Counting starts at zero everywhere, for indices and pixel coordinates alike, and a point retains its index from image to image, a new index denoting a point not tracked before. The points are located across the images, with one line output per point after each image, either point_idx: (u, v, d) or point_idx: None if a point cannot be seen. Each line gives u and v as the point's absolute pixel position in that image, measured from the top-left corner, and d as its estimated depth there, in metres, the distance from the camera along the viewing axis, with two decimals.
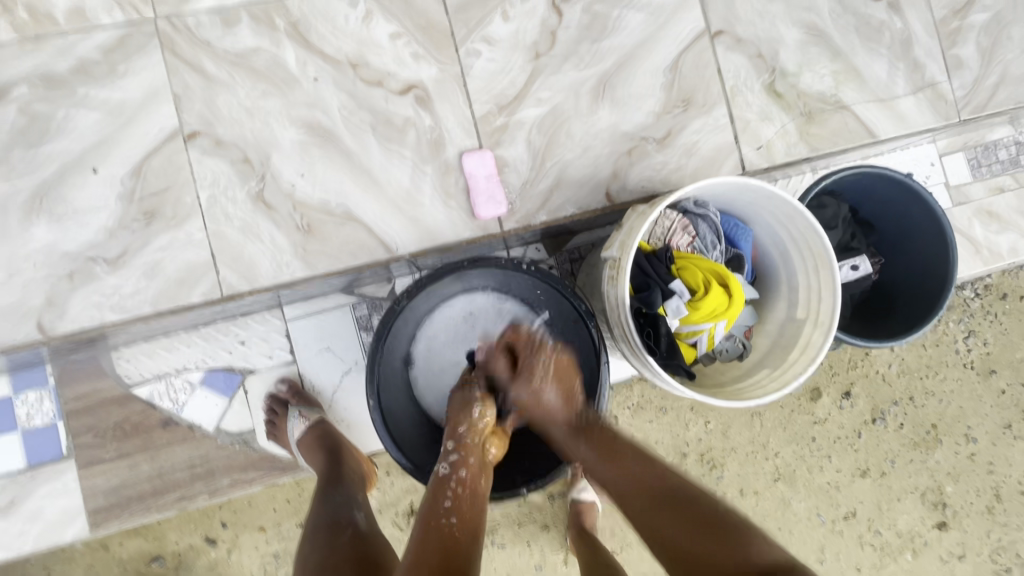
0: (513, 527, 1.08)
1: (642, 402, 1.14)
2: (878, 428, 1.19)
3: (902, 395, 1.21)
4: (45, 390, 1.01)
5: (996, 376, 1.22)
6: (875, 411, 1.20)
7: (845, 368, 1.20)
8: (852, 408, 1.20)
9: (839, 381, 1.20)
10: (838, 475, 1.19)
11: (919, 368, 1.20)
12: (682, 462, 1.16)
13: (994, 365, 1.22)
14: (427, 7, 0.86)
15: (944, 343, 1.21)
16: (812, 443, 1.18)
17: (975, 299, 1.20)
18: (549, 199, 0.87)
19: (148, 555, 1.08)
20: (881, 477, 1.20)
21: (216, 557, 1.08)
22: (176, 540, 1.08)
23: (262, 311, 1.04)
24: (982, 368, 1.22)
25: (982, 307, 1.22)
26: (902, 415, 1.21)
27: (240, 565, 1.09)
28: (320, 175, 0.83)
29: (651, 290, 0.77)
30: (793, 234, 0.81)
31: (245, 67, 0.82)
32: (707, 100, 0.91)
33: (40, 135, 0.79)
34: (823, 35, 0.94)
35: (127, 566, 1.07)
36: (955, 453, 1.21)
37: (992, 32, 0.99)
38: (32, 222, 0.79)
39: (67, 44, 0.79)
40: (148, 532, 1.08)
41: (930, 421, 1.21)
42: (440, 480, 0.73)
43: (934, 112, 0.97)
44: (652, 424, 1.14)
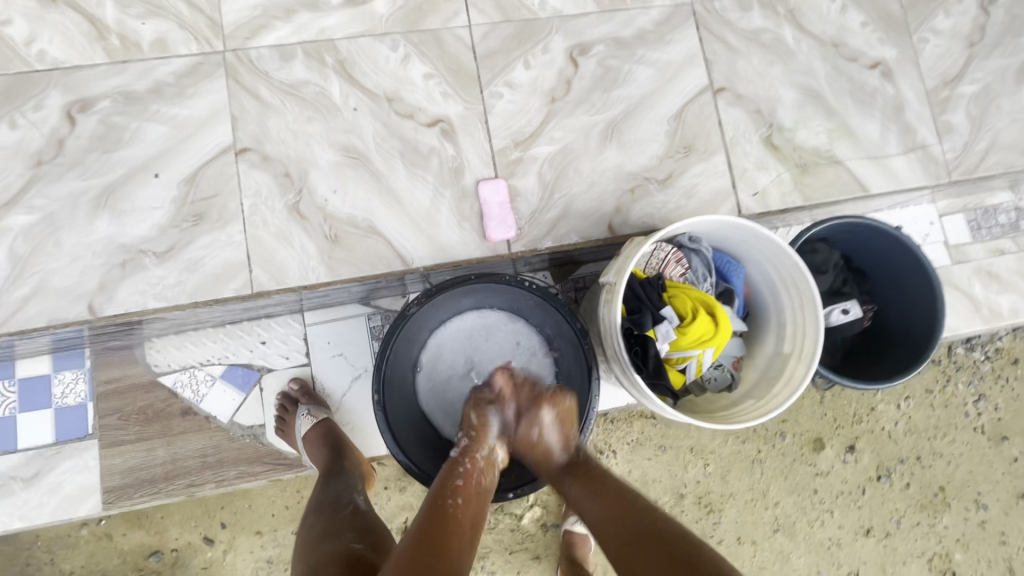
0: (504, 554, 1.15)
1: (642, 438, 1.20)
2: (883, 485, 1.25)
3: (909, 454, 1.27)
4: (81, 371, 1.10)
5: (1008, 444, 1.28)
6: (881, 468, 1.26)
7: (849, 423, 1.26)
8: (856, 463, 1.25)
9: (843, 435, 1.26)
10: (839, 531, 1.24)
11: (927, 428, 1.27)
12: (679, 504, 1.20)
13: (1007, 433, 1.29)
14: (458, 54, 0.97)
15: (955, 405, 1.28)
16: (814, 495, 1.23)
17: (985, 361, 1.29)
18: (556, 227, 0.95)
19: (148, 550, 1.18)
20: (886, 537, 1.24)
21: (212, 556, 1.19)
22: (175, 537, 1.19)
23: (285, 314, 1.13)
24: (994, 434, 1.29)
25: (992, 371, 1.29)
26: (908, 474, 1.26)
27: (232, 566, 1.19)
28: (351, 192, 0.93)
29: (643, 314, 0.82)
30: (782, 273, 0.86)
31: (296, 96, 0.94)
32: (707, 148, 0.99)
33: (114, 142, 0.91)
34: (819, 96, 1.02)
35: (127, 557, 1.18)
36: (965, 518, 1.26)
37: (982, 101, 1.06)
38: (96, 215, 0.89)
39: (148, 68, 0.92)
40: (150, 526, 1.18)
41: (939, 483, 1.26)
42: (454, 462, 0.81)
43: (925, 172, 1.03)
44: (651, 462, 1.20)
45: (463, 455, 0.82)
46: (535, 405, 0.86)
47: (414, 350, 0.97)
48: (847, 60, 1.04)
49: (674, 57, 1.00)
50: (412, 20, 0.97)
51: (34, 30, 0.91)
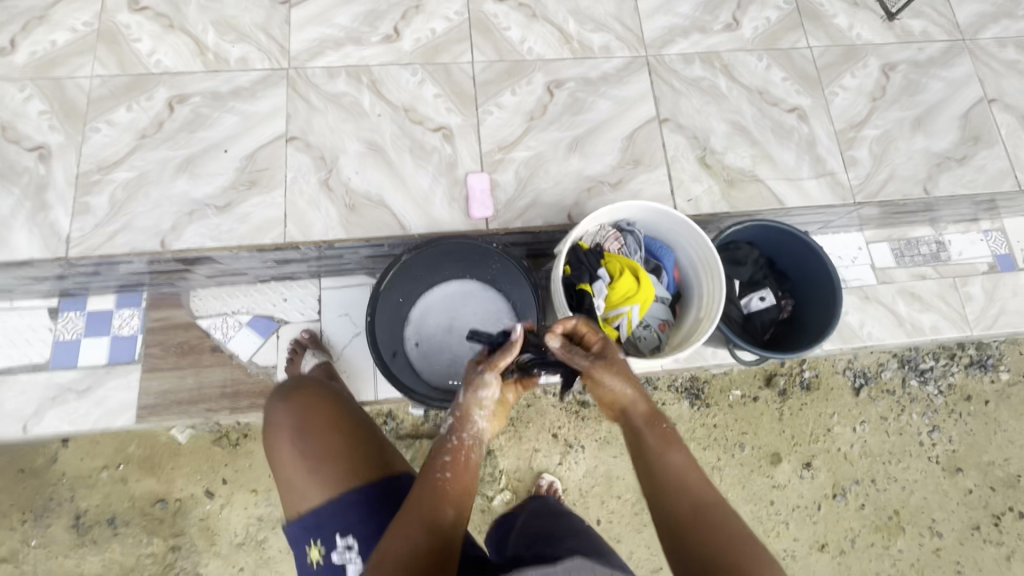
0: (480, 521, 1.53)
1: (610, 438, 1.61)
2: (837, 502, 1.68)
3: (863, 476, 1.71)
4: (136, 309, 1.34)
5: (960, 476, 1.74)
6: (838, 487, 1.70)
7: (807, 443, 1.71)
8: (812, 480, 1.70)
9: (801, 452, 1.71)
10: (795, 542, 1.66)
11: (883, 455, 1.73)
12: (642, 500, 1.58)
13: (960, 467, 1.75)
14: (462, 81, 1.27)
15: (910, 433, 1.76)
16: (771, 504, 1.67)
17: (933, 400, 1.76)
18: (525, 212, 1.20)
19: (155, 498, 1.42)
20: (841, 553, 1.66)
21: (210, 509, 1.42)
22: (181, 488, 1.43)
23: (305, 278, 1.37)
24: (952, 468, 1.74)
25: (945, 407, 1.77)
26: (864, 495, 1.70)
27: (227, 520, 1.42)
28: (369, 174, 1.20)
29: (582, 272, 1.05)
30: (700, 255, 1.08)
31: (336, 103, 1.24)
32: (652, 162, 1.25)
33: (198, 125, 1.21)
34: (745, 130, 1.29)
35: (136, 501, 1.41)
36: (920, 540, 1.68)
37: (883, 143, 1.30)
38: (177, 175, 1.18)
39: (231, 77, 1.24)
40: (161, 476, 1.42)
41: (893, 508, 1.70)
42: (441, 438, 0.74)
43: (833, 193, 1.26)
44: (614, 458, 1.60)
45: (450, 432, 0.75)
46: (608, 359, 0.79)
47: (405, 304, 1.19)
48: (769, 104, 1.31)
49: (629, 94, 1.29)
50: (430, 56, 1.28)
51: (154, 46, 1.25)
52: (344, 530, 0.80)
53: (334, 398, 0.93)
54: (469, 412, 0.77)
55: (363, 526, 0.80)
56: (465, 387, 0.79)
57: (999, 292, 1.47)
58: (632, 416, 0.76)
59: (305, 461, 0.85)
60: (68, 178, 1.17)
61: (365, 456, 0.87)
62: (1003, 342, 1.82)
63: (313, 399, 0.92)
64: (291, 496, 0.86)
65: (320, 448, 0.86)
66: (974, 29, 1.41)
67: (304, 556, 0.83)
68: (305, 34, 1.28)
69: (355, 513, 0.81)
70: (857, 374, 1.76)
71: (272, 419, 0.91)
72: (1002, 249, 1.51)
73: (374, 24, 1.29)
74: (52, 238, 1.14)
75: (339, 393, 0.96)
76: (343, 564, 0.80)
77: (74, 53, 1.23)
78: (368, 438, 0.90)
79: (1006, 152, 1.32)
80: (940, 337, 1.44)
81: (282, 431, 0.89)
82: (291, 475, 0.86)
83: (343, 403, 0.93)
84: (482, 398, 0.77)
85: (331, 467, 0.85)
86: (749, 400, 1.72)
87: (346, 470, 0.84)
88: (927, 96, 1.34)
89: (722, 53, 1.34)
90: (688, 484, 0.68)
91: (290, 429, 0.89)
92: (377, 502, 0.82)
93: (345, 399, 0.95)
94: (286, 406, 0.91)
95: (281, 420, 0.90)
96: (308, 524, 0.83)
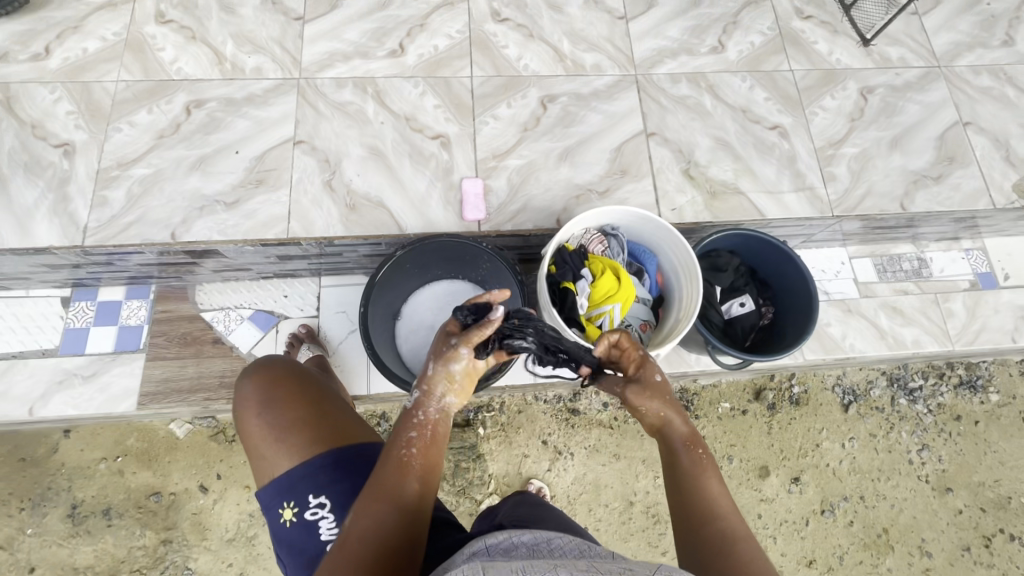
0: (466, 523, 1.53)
1: (599, 446, 1.62)
2: (825, 517, 1.63)
3: (852, 492, 1.66)
4: (145, 300, 1.40)
5: (951, 495, 1.69)
6: (826, 503, 1.65)
7: (796, 457, 1.67)
8: (799, 494, 1.65)
9: (789, 467, 1.67)
10: (783, 557, 1.60)
11: (871, 470, 1.68)
12: (630, 509, 1.58)
13: (951, 486, 1.70)
14: (461, 93, 1.35)
15: (898, 452, 1.71)
16: (758, 518, 1.62)
17: (924, 416, 1.73)
18: (516, 216, 1.26)
19: (150, 490, 1.45)
20: (827, 569, 1.60)
21: (203, 503, 1.46)
22: (176, 481, 1.47)
23: (306, 275, 1.43)
24: (942, 486, 1.69)
25: (936, 425, 1.74)
26: (853, 511, 1.65)
27: (219, 515, 1.46)
28: (370, 177, 1.28)
29: (566, 271, 1.11)
30: (681, 258, 1.14)
31: (342, 110, 1.32)
32: (638, 172, 1.32)
33: (213, 128, 1.30)
34: (728, 145, 1.35)
35: (132, 494, 1.45)
36: (908, 557, 1.63)
37: (860, 161, 1.37)
38: (190, 173, 1.26)
39: (246, 84, 1.33)
40: (157, 469, 1.46)
41: (882, 525, 1.65)
42: (408, 413, 0.76)
43: (813, 207, 1.32)
44: (604, 466, 1.61)
45: (416, 406, 0.76)
46: (645, 382, 0.78)
47: (398, 301, 1.26)
48: (752, 122, 1.38)
49: (619, 109, 1.36)
50: (432, 69, 1.37)
51: (176, 55, 1.35)
52: (316, 490, 0.85)
53: (299, 374, 0.98)
54: (436, 386, 0.77)
55: (332, 485, 0.85)
56: (433, 359, 0.78)
57: (980, 309, 1.50)
58: (666, 436, 0.76)
59: (271, 431, 0.90)
60: (89, 173, 1.25)
61: (329, 425, 0.91)
62: (992, 362, 1.79)
63: (279, 375, 0.97)
64: (262, 464, 0.90)
65: (286, 419, 0.91)
66: (948, 58, 1.48)
67: (278, 517, 0.87)
68: (317, 47, 1.37)
69: (323, 475, 0.85)
70: (846, 391, 1.73)
71: (240, 396, 0.96)
72: (983, 267, 1.54)
73: (381, 40, 1.39)
74: (71, 228, 1.21)
75: (304, 370, 1.01)
76: (316, 521, 0.84)
77: (103, 61, 1.33)
78: (332, 409, 0.95)
79: (980, 172, 1.39)
80: (922, 351, 1.47)
81: (249, 405, 0.93)
82: (259, 446, 0.90)
83: (307, 379, 0.98)
84: (450, 371, 0.77)
85: (297, 435, 0.89)
86: (737, 413, 1.70)
87: (313, 437, 0.89)
88: (903, 118, 1.41)
89: (707, 74, 1.41)
90: (717, 511, 0.69)
91: (256, 403, 0.93)
92: (343, 463, 0.86)
93: (305, 372, 1.00)
94: (252, 381, 0.95)
95: (248, 395, 0.94)
96: (279, 489, 0.87)
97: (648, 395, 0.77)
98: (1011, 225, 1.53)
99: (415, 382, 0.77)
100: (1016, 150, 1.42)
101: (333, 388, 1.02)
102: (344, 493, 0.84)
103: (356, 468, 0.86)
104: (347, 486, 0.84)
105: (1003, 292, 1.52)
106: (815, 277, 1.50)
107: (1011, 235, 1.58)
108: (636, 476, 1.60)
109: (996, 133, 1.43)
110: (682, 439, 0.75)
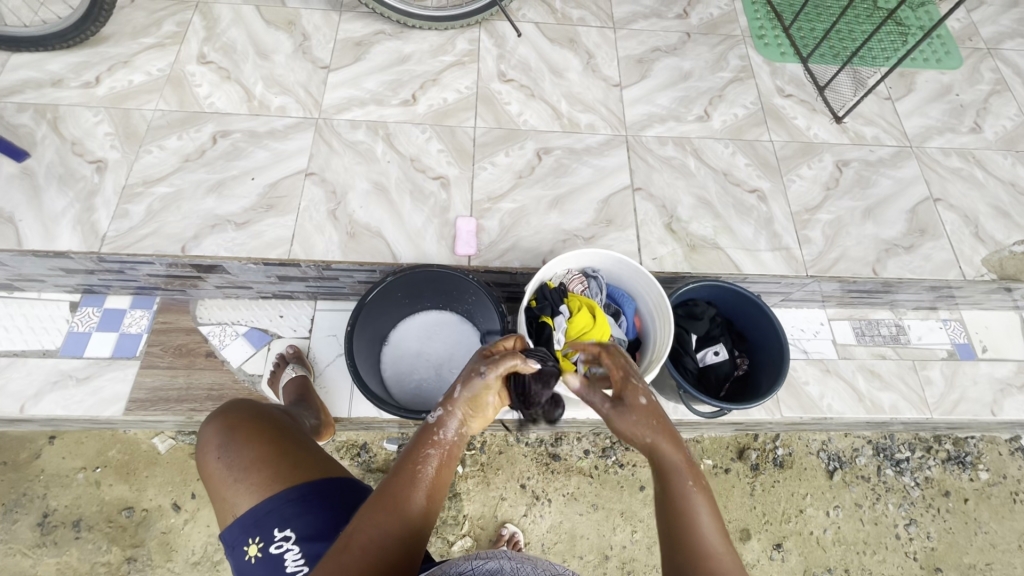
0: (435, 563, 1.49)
1: (577, 495, 1.59)
2: None
3: (837, 562, 1.60)
4: (148, 310, 1.45)
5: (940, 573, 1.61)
6: (808, 573, 1.59)
7: (778, 524, 1.63)
8: (781, 559, 1.59)
9: (772, 532, 1.62)
10: None
11: (856, 542, 1.62)
12: (606, 563, 1.54)
13: (940, 564, 1.62)
14: (463, 141, 1.48)
15: (885, 525, 1.64)
16: None
17: (912, 488, 1.68)
18: (505, 254, 1.34)
19: (124, 505, 1.45)
20: None
21: (174, 522, 1.45)
22: (151, 498, 1.47)
23: (303, 298, 1.49)
24: (931, 564, 1.62)
25: (924, 498, 1.68)
26: None
27: (188, 535, 1.45)
28: (372, 210, 1.37)
29: (546, 306, 1.18)
30: (655, 305, 1.19)
31: (353, 148, 1.44)
32: (623, 223, 1.40)
33: (235, 157, 1.42)
34: (709, 204, 1.44)
35: (106, 506, 1.45)
36: None
37: (834, 227, 1.45)
38: (208, 195, 1.36)
39: (269, 121, 1.47)
40: (134, 485, 1.47)
41: None
42: (428, 431, 0.73)
43: (787, 265, 1.39)
44: (582, 515, 1.57)
45: (436, 422, 0.74)
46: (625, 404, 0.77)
47: (387, 326, 1.32)
48: (733, 184, 1.48)
49: (608, 164, 1.47)
50: (439, 119, 1.50)
51: (211, 91, 1.50)
52: (281, 523, 0.86)
53: (261, 415, 1.01)
54: (461, 409, 0.75)
55: (298, 517, 0.86)
56: (460, 381, 0.75)
57: (959, 378, 1.51)
58: (660, 461, 0.73)
59: (234, 471, 0.92)
60: (117, 188, 1.36)
61: (290, 460, 0.94)
62: (980, 438, 1.75)
63: (237, 414, 1.00)
64: (225, 505, 0.91)
65: (245, 457, 0.93)
66: (919, 139, 1.60)
67: (243, 554, 0.87)
68: (337, 93, 1.52)
69: (289, 507, 0.87)
70: (831, 457, 1.70)
71: (202, 439, 0.98)
72: (961, 338, 1.57)
73: (396, 91, 1.53)
74: (91, 236, 1.30)
75: (265, 409, 1.04)
76: (281, 554, 0.84)
77: (145, 93, 1.48)
78: (293, 445, 0.97)
79: (950, 245, 1.46)
80: (899, 417, 1.47)
81: (210, 448, 0.96)
82: (226, 487, 0.92)
83: (266, 418, 1.01)
84: (476, 397, 0.75)
85: (257, 473, 0.91)
86: (720, 471, 1.67)
87: (274, 473, 0.91)
88: (876, 190, 1.51)
89: (693, 139, 1.53)
90: (708, 550, 0.66)
91: (217, 444, 0.96)
92: (307, 496, 0.88)
93: (267, 412, 1.03)
94: (213, 423, 0.98)
95: (209, 438, 0.97)
96: (244, 527, 0.88)
97: (632, 412, 0.76)
98: (986, 298, 1.58)
99: (441, 399, 0.75)
100: (985, 227, 1.50)
101: (296, 426, 1.05)
102: (309, 523, 0.86)
103: (319, 499, 0.89)
104: (312, 516, 0.86)
105: (982, 363, 1.54)
106: (795, 335, 1.53)
107: (988, 309, 1.62)
108: (614, 529, 1.57)
109: (966, 210, 1.51)
110: (677, 465, 0.72)
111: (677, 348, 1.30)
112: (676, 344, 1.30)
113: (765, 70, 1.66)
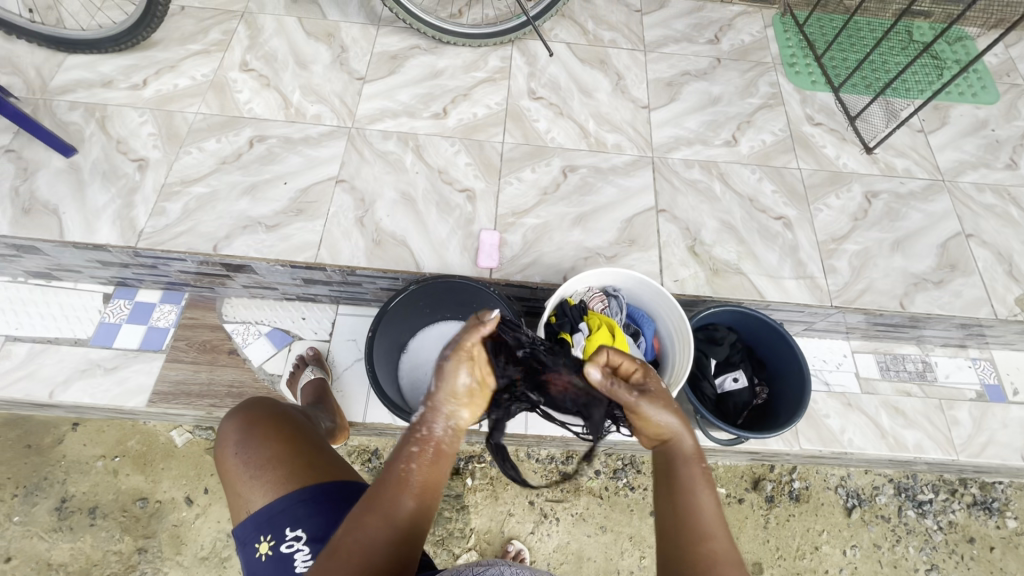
0: None
1: (587, 515, 1.57)
2: None
3: None
4: (176, 306, 1.49)
5: None
6: None
7: (792, 559, 1.58)
8: None
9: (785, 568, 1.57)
10: None
11: None
12: None
13: None
14: (490, 155, 1.50)
15: (904, 568, 1.58)
16: None
17: (935, 532, 1.62)
18: (526, 269, 1.35)
19: (139, 496, 1.48)
20: None
21: (186, 515, 1.47)
22: (165, 490, 1.49)
23: (325, 302, 1.52)
24: None
25: (947, 544, 1.62)
26: None
27: (199, 529, 1.46)
28: (398, 219, 1.40)
29: (566, 322, 1.17)
30: (676, 327, 1.18)
31: (383, 158, 1.48)
32: (645, 243, 1.40)
33: (270, 161, 1.46)
34: (733, 229, 1.44)
35: (122, 495, 1.48)
36: None
37: (861, 258, 1.43)
38: (241, 197, 1.41)
39: (304, 128, 1.51)
40: (149, 476, 1.50)
41: None
42: (411, 430, 0.70)
43: (811, 294, 1.37)
44: (590, 537, 1.55)
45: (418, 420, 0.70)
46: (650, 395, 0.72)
47: (407, 334, 1.33)
48: (758, 210, 1.47)
49: (633, 184, 1.48)
50: (468, 133, 1.53)
51: (251, 97, 1.55)
52: (293, 522, 0.87)
53: (280, 414, 1.03)
54: (443, 401, 0.70)
55: (309, 518, 0.87)
56: (434, 375, 0.71)
57: (988, 420, 1.46)
58: (669, 446, 0.71)
59: (249, 468, 0.93)
60: (156, 187, 1.41)
61: (304, 461, 0.95)
62: (1009, 484, 1.69)
63: (257, 412, 1.01)
64: (239, 501, 0.93)
65: (261, 455, 0.94)
66: (952, 174, 1.57)
67: (254, 551, 0.88)
68: (370, 104, 1.56)
69: (301, 508, 0.88)
70: (850, 494, 1.65)
71: (222, 434, 1.00)
72: (991, 378, 1.52)
73: (427, 104, 1.57)
74: (129, 231, 1.35)
75: (284, 409, 1.06)
76: (291, 554, 0.85)
77: (188, 97, 1.54)
78: (307, 447, 0.98)
79: (982, 282, 1.43)
80: (923, 456, 1.42)
81: (228, 443, 0.98)
82: (240, 483, 0.93)
83: (283, 417, 1.02)
84: (454, 385, 0.70)
85: (271, 471, 0.92)
86: (733, 500, 1.64)
87: (288, 473, 0.92)
88: (905, 223, 1.48)
89: (719, 163, 1.53)
90: (703, 529, 0.65)
91: (235, 440, 0.97)
92: (318, 498, 0.89)
93: (284, 411, 1.05)
94: (233, 419, 1.00)
95: (229, 433, 0.99)
96: (257, 523, 0.89)
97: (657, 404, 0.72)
98: (1018, 339, 1.53)
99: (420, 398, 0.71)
100: (1019, 265, 1.46)
101: (313, 427, 1.07)
102: (319, 525, 0.86)
103: (330, 502, 0.89)
104: (323, 519, 0.87)
105: (1012, 406, 1.49)
106: (816, 366, 1.51)
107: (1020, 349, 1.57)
108: (622, 553, 1.54)
109: (999, 247, 1.48)
110: (685, 452, 0.70)
111: (695, 372, 1.30)
112: (695, 367, 1.30)
113: (796, 98, 1.66)
